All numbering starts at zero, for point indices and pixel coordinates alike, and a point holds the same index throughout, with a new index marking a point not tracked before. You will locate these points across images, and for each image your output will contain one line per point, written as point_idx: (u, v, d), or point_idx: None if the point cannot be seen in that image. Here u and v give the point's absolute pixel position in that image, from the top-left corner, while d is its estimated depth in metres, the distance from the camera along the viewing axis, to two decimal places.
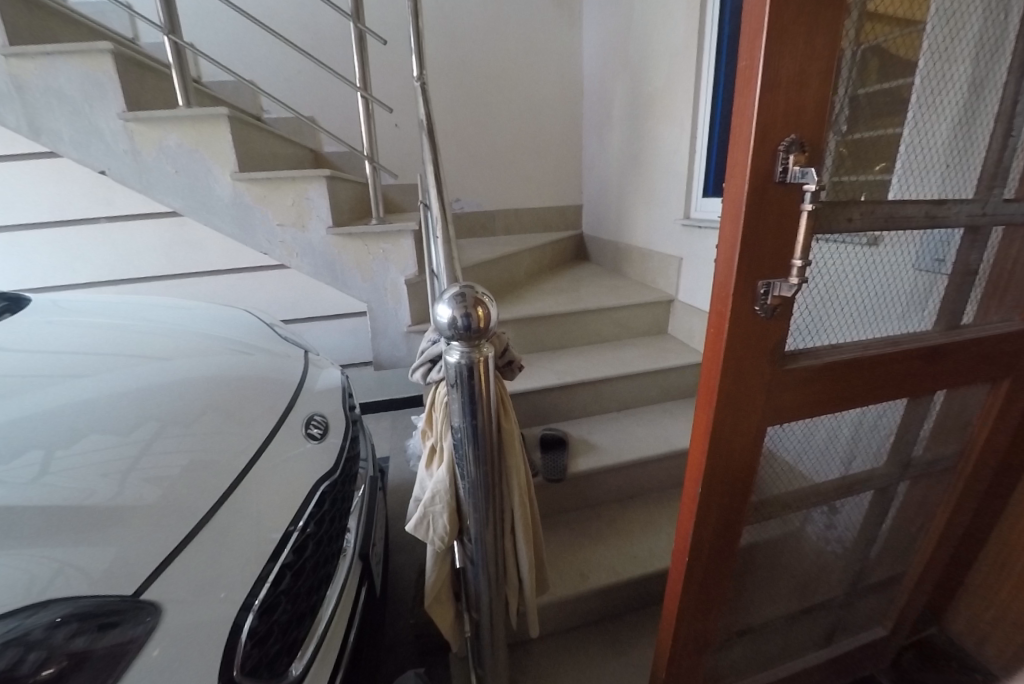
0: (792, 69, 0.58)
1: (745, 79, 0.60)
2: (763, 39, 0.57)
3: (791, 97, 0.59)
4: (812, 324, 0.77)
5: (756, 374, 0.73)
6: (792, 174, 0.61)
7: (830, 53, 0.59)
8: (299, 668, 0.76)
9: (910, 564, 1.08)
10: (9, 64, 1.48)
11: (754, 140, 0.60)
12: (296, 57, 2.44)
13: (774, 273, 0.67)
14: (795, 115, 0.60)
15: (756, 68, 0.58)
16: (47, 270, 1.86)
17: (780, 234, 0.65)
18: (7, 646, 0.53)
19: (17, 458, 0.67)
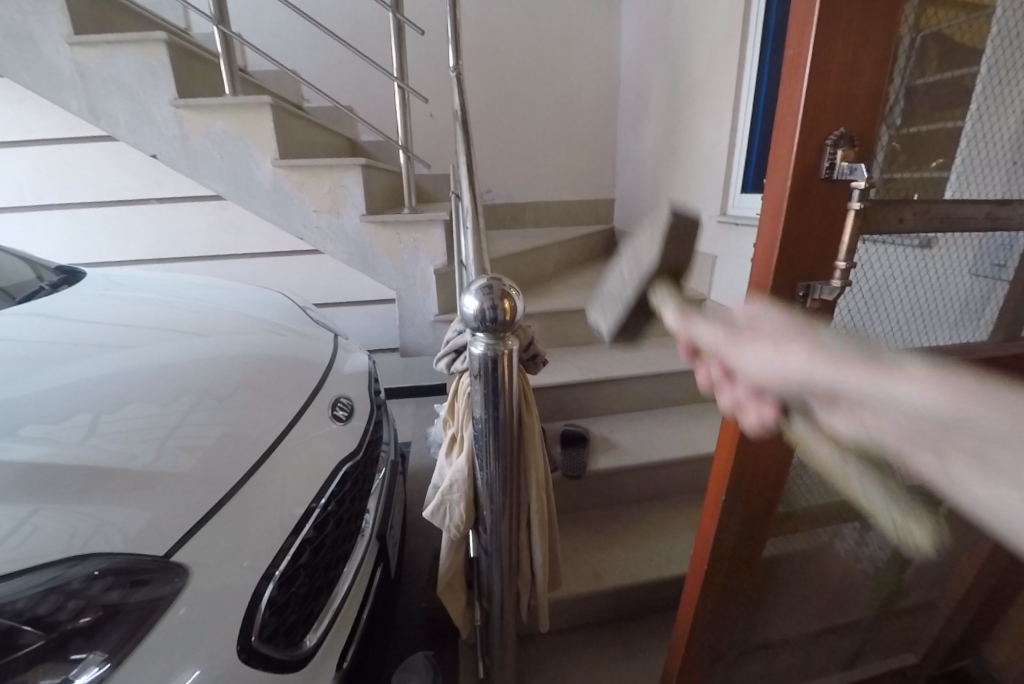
0: (845, 56, 0.55)
1: (793, 68, 0.57)
2: (811, 27, 0.54)
3: (842, 86, 0.56)
4: (855, 330, 0.74)
5: None
6: (840, 170, 0.58)
7: (888, 40, 0.55)
8: (313, 639, 0.77)
9: (948, 591, 1.02)
10: (73, 52, 1.55)
11: (800, 134, 0.57)
12: (336, 47, 2.48)
13: (815, 275, 0.63)
14: (845, 105, 0.57)
15: (804, 57, 0.55)
16: (102, 248, 1.96)
17: (824, 235, 0.62)
18: (51, 592, 0.54)
19: (67, 419, 0.70)
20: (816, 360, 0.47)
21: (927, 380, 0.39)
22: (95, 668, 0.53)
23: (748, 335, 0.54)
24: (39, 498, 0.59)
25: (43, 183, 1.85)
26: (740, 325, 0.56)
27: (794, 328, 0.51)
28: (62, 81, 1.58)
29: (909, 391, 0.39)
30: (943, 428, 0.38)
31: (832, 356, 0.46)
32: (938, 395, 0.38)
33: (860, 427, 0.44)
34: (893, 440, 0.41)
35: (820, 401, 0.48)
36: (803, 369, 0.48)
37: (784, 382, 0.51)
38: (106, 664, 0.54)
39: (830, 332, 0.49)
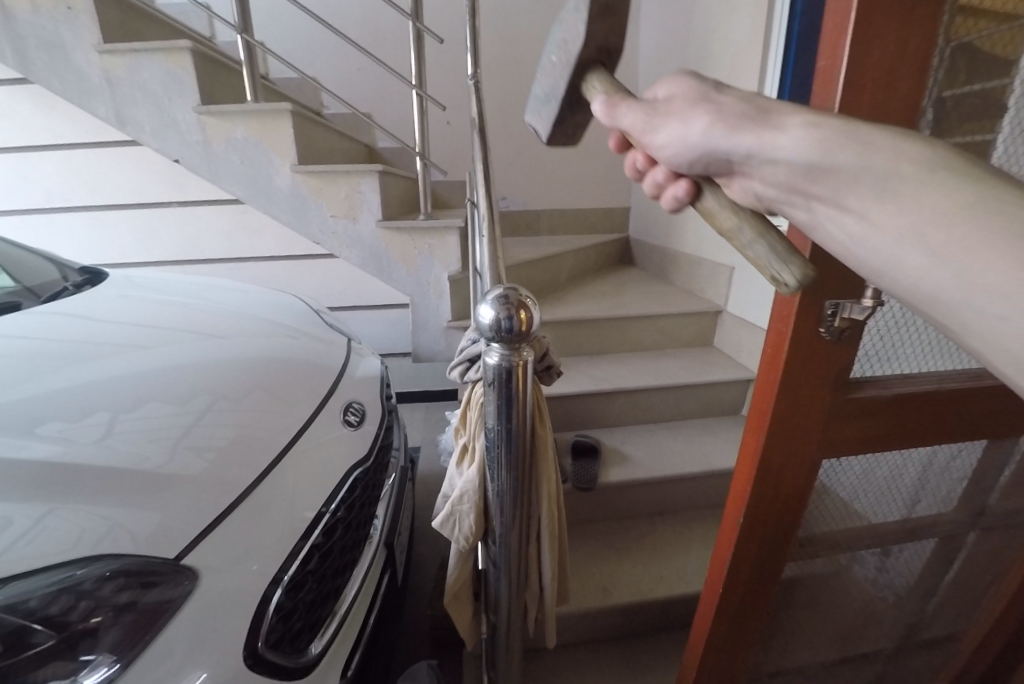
0: (879, 68, 0.54)
1: (825, 79, 0.56)
2: (846, 38, 0.53)
3: (876, 102, 0.55)
4: (882, 353, 0.71)
5: (816, 401, 0.68)
6: None
7: (923, 58, 0.55)
8: (318, 646, 0.76)
9: (973, 623, 0.98)
10: (101, 60, 1.59)
11: None
12: (357, 55, 2.52)
13: (844, 294, 0.62)
14: (878, 119, 0.56)
15: (838, 69, 0.54)
16: (124, 249, 2.00)
17: None
18: (63, 592, 0.55)
19: (86, 418, 0.71)
20: (712, 128, 0.40)
21: (813, 130, 0.36)
22: (104, 669, 0.53)
23: (643, 119, 0.45)
24: (55, 498, 0.59)
25: (70, 185, 1.90)
26: (638, 110, 0.46)
27: (698, 94, 0.42)
28: (91, 87, 1.62)
29: (794, 146, 0.37)
30: (819, 181, 0.37)
31: (724, 122, 0.40)
32: (819, 145, 0.36)
33: (755, 193, 0.41)
34: (781, 199, 0.39)
35: (717, 175, 0.43)
36: (696, 147, 0.42)
37: (682, 164, 0.44)
38: (115, 665, 0.54)
39: (729, 94, 0.41)
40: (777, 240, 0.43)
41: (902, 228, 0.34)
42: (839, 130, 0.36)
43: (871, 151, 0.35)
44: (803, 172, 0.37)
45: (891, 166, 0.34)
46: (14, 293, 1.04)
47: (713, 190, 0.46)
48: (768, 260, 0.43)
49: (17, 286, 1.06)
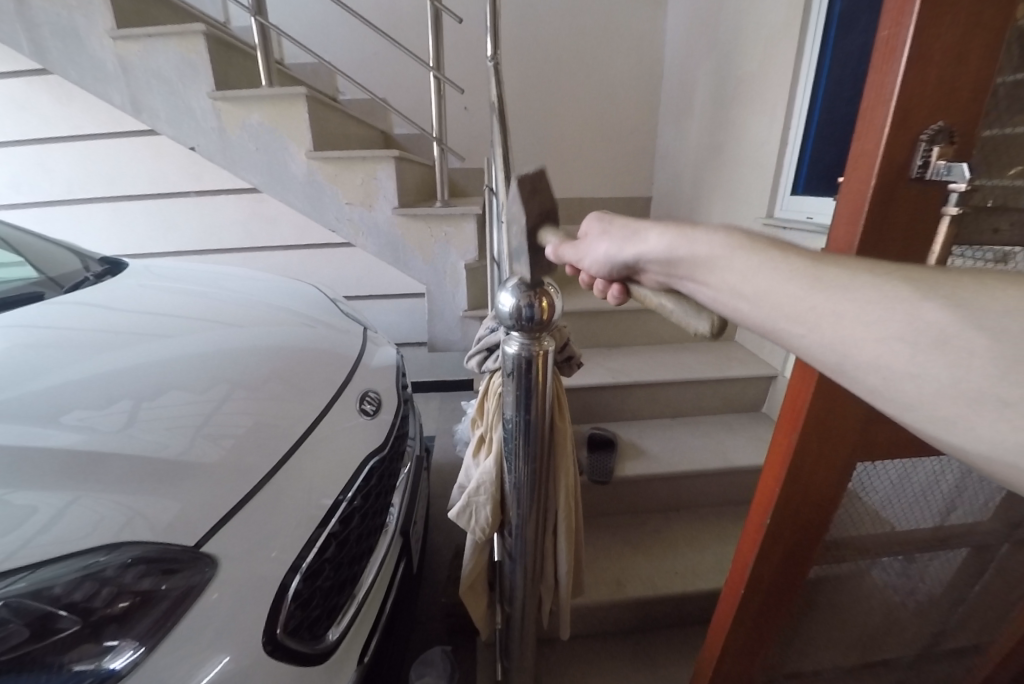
0: (950, 42, 0.53)
1: (887, 50, 0.56)
2: (915, 7, 0.52)
3: (944, 75, 0.54)
4: None
5: (853, 401, 0.67)
6: (935, 169, 0.55)
7: (997, 31, 0.53)
8: (336, 633, 0.77)
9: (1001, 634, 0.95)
10: (117, 46, 1.59)
11: (892, 124, 0.55)
12: (374, 39, 2.49)
13: None
14: (945, 98, 0.55)
15: (902, 39, 0.53)
16: (144, 238, 2.02)
17: (909, 240, 0.60)
18: (87, 579, 0.56)
19: (109, 406, 0.72)
20: (608, 247, 0.52)
21: (666, 234, 0.48)
22: (130, 653, 0.54)
23: (572, 249, 0.58)
24: (79, 485, 0.61)
25: (90, 174, 1.92)
26: (568, 244, 0.60)
27: (600, 225, 0.55)
28: (107, 74, 1.62)
29: (657, 247, 0.48)
30: (680, 264, 0.47)
31: (612, 241, 0.52)
32: (669, 242, 0.47)
33: (656, 279, 0.51)
34: (669, 281, 0.49)
35: (629, 276, 0.54)
36: (605, 261, 0.54)
37: (605, 275, 0.56)
38: (139, 650, 0.55)
39: (620, 221, 0.53)
40: (690, 302, 0.47)
41: (729, 290, 0.43)
42: (684, 231, 0.47)
43: (695, 236, 0.46)
44: (668, 260, 0.48)
45: (712, 248, 0.45)
46: (38, 283, 1.06)
47: (635, 283, 0.54)
48: (685, 315, 0.47)
49: (40, 276, 1.08)
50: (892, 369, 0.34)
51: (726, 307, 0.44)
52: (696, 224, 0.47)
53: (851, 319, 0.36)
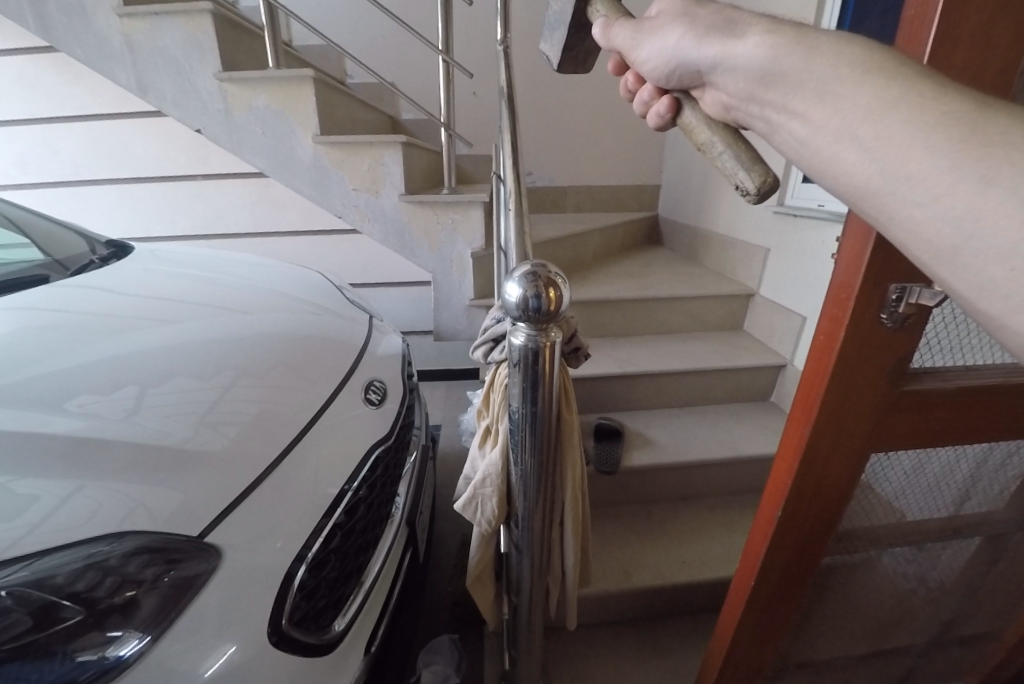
0: (981, 21, 0.50)
1: (914, 29, 0.53)
2: None
3: (973, 57, 0.51)
4: (946, 342, 0.68)
5: (870, 396, 0.65)
6: None
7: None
8: (342, 624, 0.76)
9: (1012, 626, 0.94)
10: (123, 24, 1.56)
11: None
12: (381, 20, 2.44)
13: (911, 277, 0.58)
14: (973, 80, 0.52)
15: (930, 19, 0.51)
16: (151, 222, 2.01)
17: None
18: (89, 568, 0.55)
19: (114, 392, 0.71)
20: (686, 40, 0.46)
21: (767, 41, 0.42)
22: (136, 642, 0.54)
23: (633, 33, 0.50)
24: (83, 474, 0.60)
25: (96, 156, 1.90)
26: (628, 29, 0.52)
27: (680, 9, 0.47)
28: (113, 53, 1.60)
29: (749, 54, 0.42)
30: (771, 83, 0.42)
31: (695, 33, 0.45)
32: (770, 53, 0.41)
33: (723, 100, 0.47)
34: (742, 102, 0.45)
35: (692, 85, 0.49)
36: (674, 59, 0.48)
37: (664, 77, 0.50)
38: (145, 639, 0.54)
39: (708, 10, 0.46)
40: (744, 150, 0.46)
41: (836, 129, 0.39)
42: (789, 41, 0.41)
43: (816, 58, 0.40)
44: (757, 77, 0.43)
45: (831, 70, 0.39)
46: (44, 265, 1.04)
47: (692, 105, 0.51)
48: (734, 167, 0.46)
49: (47, 258, 1.07)
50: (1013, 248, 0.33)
51: (830, 158, 0.40)
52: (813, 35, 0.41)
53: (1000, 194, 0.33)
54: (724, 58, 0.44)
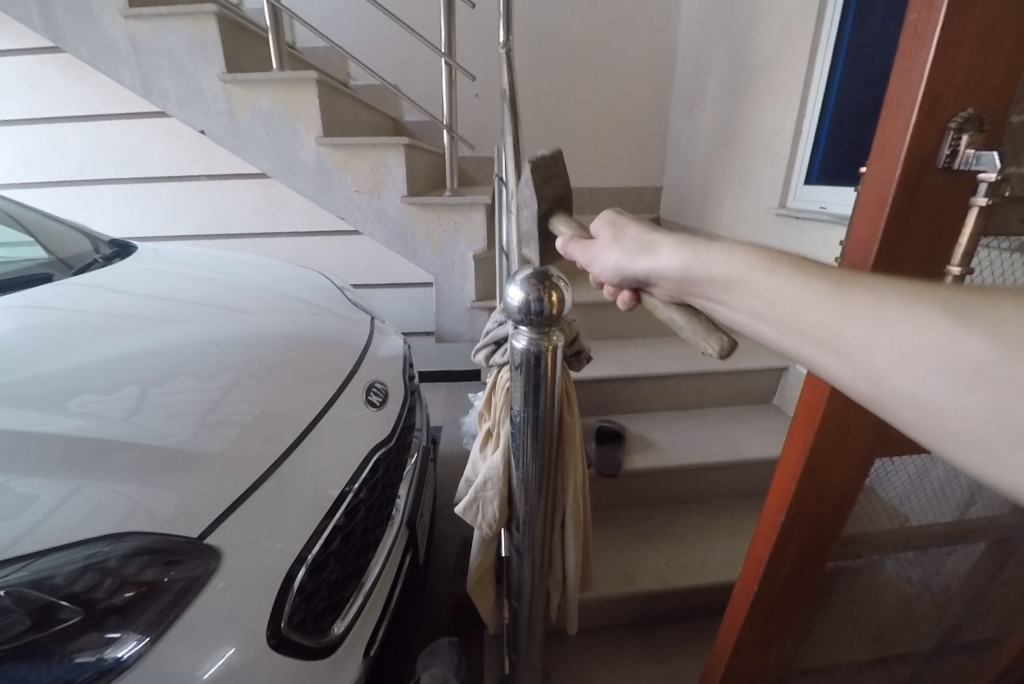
0: (984, 23, 0.50)
1: (916, 33, 0.53)
2: None
3: (976, 60, 0.51)
4: None
5: None
6: (963, 158, 0.53)
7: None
8: (341, 627, 0.76)
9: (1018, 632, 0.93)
10: (128, 25, 1.57)
11: (919, 114, 0.52)
12: (384, 22, 2.44)
13: None
14: (976, 84, 0.52)
15: (932, 23, 0.50)
16: (154, 222, 2.01)
17: (935, 234, 0.58)
18: (88, 569, 0.55)
19: (115, 392, 0.71)
20: (621, 258, 0.56)
21: (678, 252, 0.51)
22: (134, 643, 0.53)
23: (586, 255, 0.63)
24: (84, 474, 0.60)
25: (100, 156, 1.91)
26: (580, 248, 0.64)
27: (613, 232, 0.58)
28: (118, 53, 1.60)
29: (669, 265, 0.52)
30: (693, 283, 0.50)
31: (625, 251, 0.56)
32: (682, 262, 0.50)
33: (666, 293, 0.55)
34: (680, 296, 0.54)
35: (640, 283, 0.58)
36: (619, 272, 0.58)
37: (616, 280, 0.60)
38: (143, 641, 0.54)
39: (632, 230, 0.57)
40: (701, 321, 0.52)
41: (752, 312, 0.45)
42: (694, 252, 0.50)
43: (714, 261, 0.48)
44: (680, 278, 0.51)
45: (730, 270, 0.47)
46: (47, 264, 1.04)
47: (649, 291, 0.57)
48: (698, 337, 0.51)
49: (50, 257, 1.07)
50: None
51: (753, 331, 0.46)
52: (711, 243, 0.49)
53: (886, 351, 0.36)
54: (653, 275, 0.54)
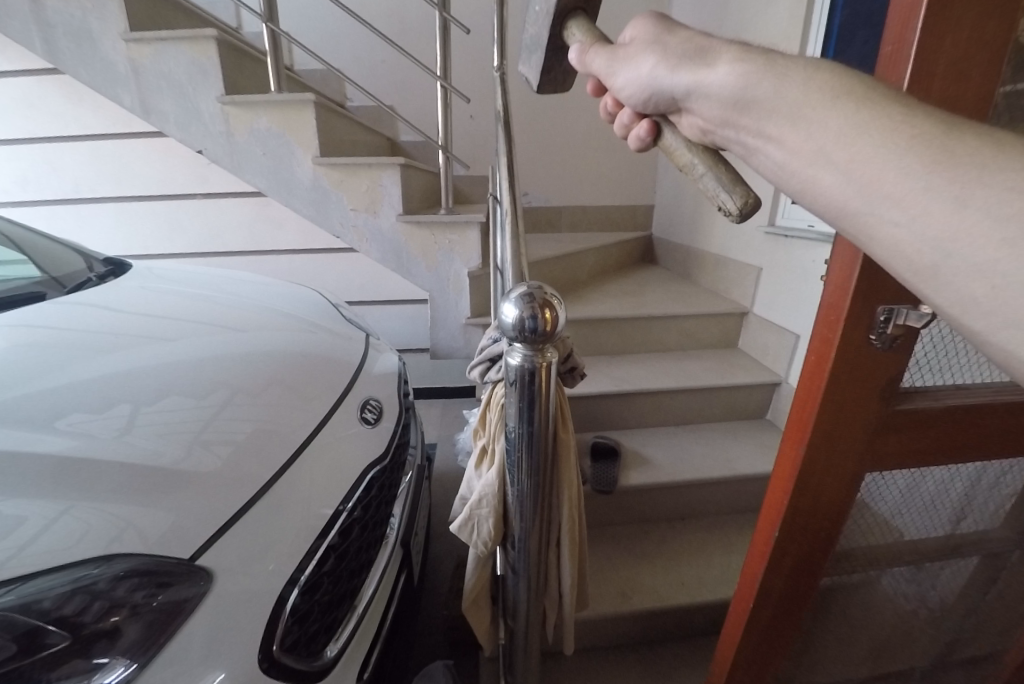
0: (955, 55, 0.52)
1: (890, 64, 0.55)
2: (919, 21, 0.51)
3: (949, 89, 0.53)
4: (934, 363, 0.68)
5: (862, 416, 0.66)
6: None
7: (1004, 43, 0.53)
8: (334, 650, 0.74)
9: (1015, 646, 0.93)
10: (128, 49, 1.59)
11: None
12: (380, 46, 2.50)
13: (897, 299, 0.59)
14: (949, 112, 0.54)
15: (905, 54, 0.53)
16: (150, 240, 2.02)
17: None
18: (76, 593, 0.54)
19: (107, 411, 0.71)
20: (658, 68, 0.46)
21: (738, 64, 0.41)
22: (122, 670, 0.53)
23: (608, 63, 0.51)
24: (73, 495, 0.59)
25: (96, 176, 1.92)
26: (605, 58, 0.52)
27: (652, 35, 0.47)
28: (117, 77, 1.63)
29: (723, 82, 0.42)
30: (745, 108, 0.41)
31: (667, 61, 0.45)
32: (743, 78, 0.41)
33: (700, 124, 0.47)
34: (719, 127, 0.45)
35: (669, 109, 0.49)
36: (647, 87, 0.48)
37: (640, 103, 0.50)
38: (131, 666, 0.53)
39: (679, 35, 0.46)
40: (724, 172, 0.50)
41: (812, 149, 0.38)
42: (760, 63, 0.41)
43: (785, 82, 0.39)
44: (730, 100, 0.42)
45: (802, 94, 0.39)
46: (41, 282, 1.05)
47: (671, 128, 0.53)
48: (716, 188, 0.49)
49: (44, 276, 1.07)
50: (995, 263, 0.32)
51: (805, 185, 0.39)
52: (782, 58, 0.41)
53: None
54: (695, 86, 0.44)
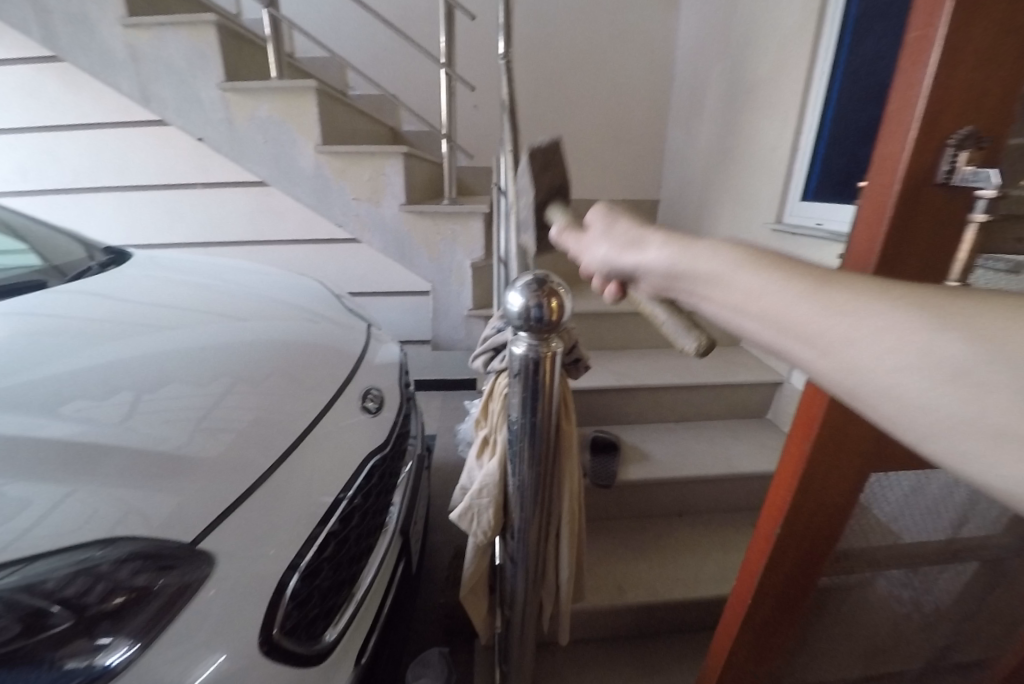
0: (981, 43, 0.52)
1: (915, 52, 0.55)
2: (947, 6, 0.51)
3: (976, 77, 0.53)
4: None
5: (867, 413, 0.66)
6: (962, 173, 0.54)
7: None
8: (333, 635, 0.75)
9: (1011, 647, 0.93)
10: (127, 33, 1.58)
11: (920, 129, 0.54)
12: (384, 35, 2.48)
13: None
14: (975, 102, 0.53)
15: (932, 40, 0.52)
16: (151, 229, 2.02)
17: (930, 251, 0.59)
18: (80, 574, 0.55)
19: (110, 396, 0.71)
20: (609, 248, 0.52)
21: (666, 246, 0.47)
22: (124, 649, 0.53)
23: (575, 244, 0.58)
24: (76, 479, 0.59)
25: (97, 163, 1.92)
26: (574, 239, 0.60)
27: (604, 224, 0.55)
28: (117, 62, 1.62)
29: (655, 261, 0.47)
30: (679, 279, 0.46)
31: (614, 241, 0.52)
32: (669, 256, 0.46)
33: (649, 291, 0.51)
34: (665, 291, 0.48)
35: (626, 279, 0.54)
36: (604, 262, 0.54)
37: (602, 275, 0.55)
38: (133, 647, 0.54)
39: (625, 224, 0.53)
40: (681, 317, 0.52)
41: (734, 307, 0.41)
42: (683, 245, 0.46)
43: (701, 257, 0.44)
44: (665, 274, 0.47)
45: (716, 267, 0.43)
46: (42, 271, 1.05)
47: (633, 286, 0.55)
48: (677, 333, 0.52)
49: (45, 264, 1.07)
50: (904, 392, 0.32)
51: (727, 326, 0.42)
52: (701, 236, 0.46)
53: None
54: (639, 268, 0.50)
